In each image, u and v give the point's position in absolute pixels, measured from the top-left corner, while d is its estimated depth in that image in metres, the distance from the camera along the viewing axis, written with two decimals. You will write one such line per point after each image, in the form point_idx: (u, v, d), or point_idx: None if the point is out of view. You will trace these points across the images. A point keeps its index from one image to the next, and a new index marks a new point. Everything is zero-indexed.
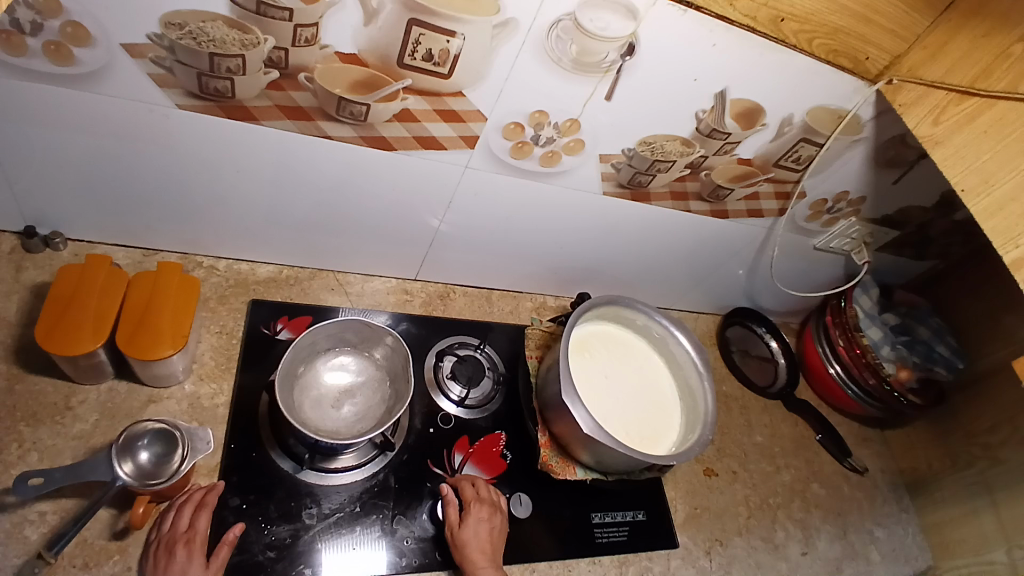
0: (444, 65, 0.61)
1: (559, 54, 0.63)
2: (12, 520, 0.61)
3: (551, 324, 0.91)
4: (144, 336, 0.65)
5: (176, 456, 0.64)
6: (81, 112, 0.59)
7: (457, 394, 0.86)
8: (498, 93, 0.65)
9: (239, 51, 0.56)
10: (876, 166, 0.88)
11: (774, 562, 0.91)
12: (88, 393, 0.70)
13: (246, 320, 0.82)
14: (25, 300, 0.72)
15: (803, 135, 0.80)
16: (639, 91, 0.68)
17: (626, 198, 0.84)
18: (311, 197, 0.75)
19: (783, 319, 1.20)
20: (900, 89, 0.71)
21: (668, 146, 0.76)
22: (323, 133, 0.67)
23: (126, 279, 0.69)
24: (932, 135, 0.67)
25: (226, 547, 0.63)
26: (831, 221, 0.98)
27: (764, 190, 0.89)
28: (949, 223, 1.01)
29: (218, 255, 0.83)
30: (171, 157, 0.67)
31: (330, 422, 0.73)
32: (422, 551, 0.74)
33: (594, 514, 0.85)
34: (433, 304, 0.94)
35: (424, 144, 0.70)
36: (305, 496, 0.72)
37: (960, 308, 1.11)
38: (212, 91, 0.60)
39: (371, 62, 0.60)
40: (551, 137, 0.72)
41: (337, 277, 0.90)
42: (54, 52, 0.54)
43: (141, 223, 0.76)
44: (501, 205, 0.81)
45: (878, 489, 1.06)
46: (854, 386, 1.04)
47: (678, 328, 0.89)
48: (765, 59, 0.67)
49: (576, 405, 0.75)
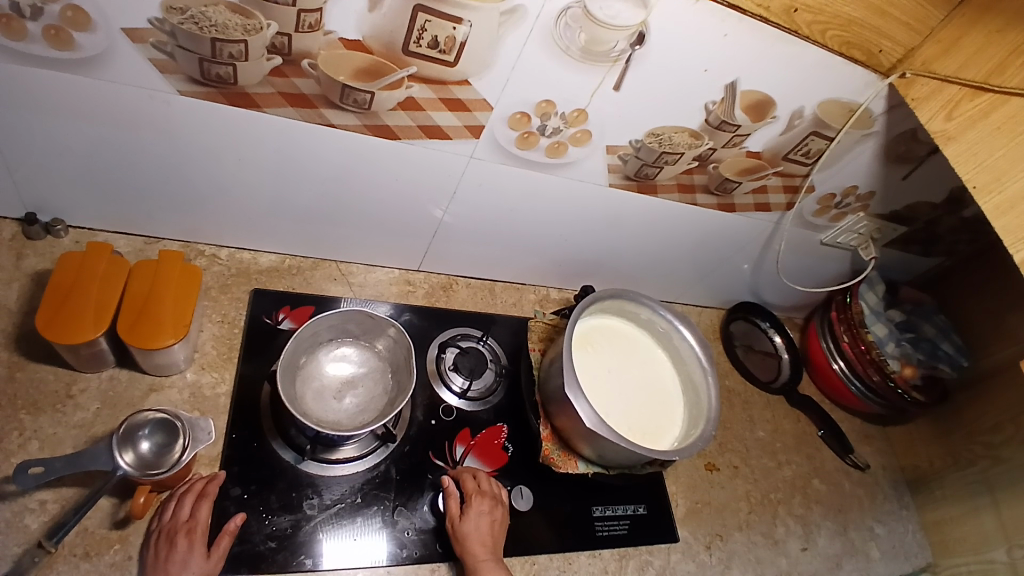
0: (450, 53, 0.60)
1: (567, 43, 0.61)
2: (13, 508, 0.61)
3: (555, 317, 0.90)
4: (146, 325, 0.65)
5: (177, 446, 0.64)
6: (81, 98, 0.58)
7: (459, 386, 0.85)
8: (505, 82, 0.64)
9: (241, 37, 0.55)
10: (886, 161, 0.87)
11: (774, 557, 0.91)
12: (89, 382, 0.70)
13: (248, 309, 0.81)
14: (26, 288, 0.72)
15: (813, 129, 0.78)
16: (648, 81, 0.67)
17: (633, 190, 0.82)
18: (314, 186, 0.74)
19: (788, 314, 1.19)
20: (913, 83, 0.70)
21: (677, 138, 0.75)
22: (327, 121, 0.66)
23: (127, 268, 0.68)
24: (945, 131, 0.66)
25: (227, 537, 0.64)
26: (839, 216, 0.97)
27: (773, 184, 0.88)
28: (958, 220, 1.00)
29: (220, 243, 0.82)
30: (172, 145, 0.66)
31: (332, 413, 0.73)
32: (422, 543, 0.74)
33: (595, 508, 0.85)
34: (436, 295, 0.94)
35: (429, 134, 0.69)
36: (306, 487, 0.72)
37: (966, 306, 1.10)
38: (214, 78, 0.59)
39: (376, 49, 0.59)
40: (558, 128, 0.71)
41: (339, 267, 0.89)
42: (54, 36, 0.53)
43: (142, 211, 0.75)
44: (506, 197, 0.80)
45: (878, 486, 1.06)
46: (858, 382, 1.03)
47: (683, 322, 0.88)
48: (777, 50, 0.66)
49: (579, 399, 0.74)
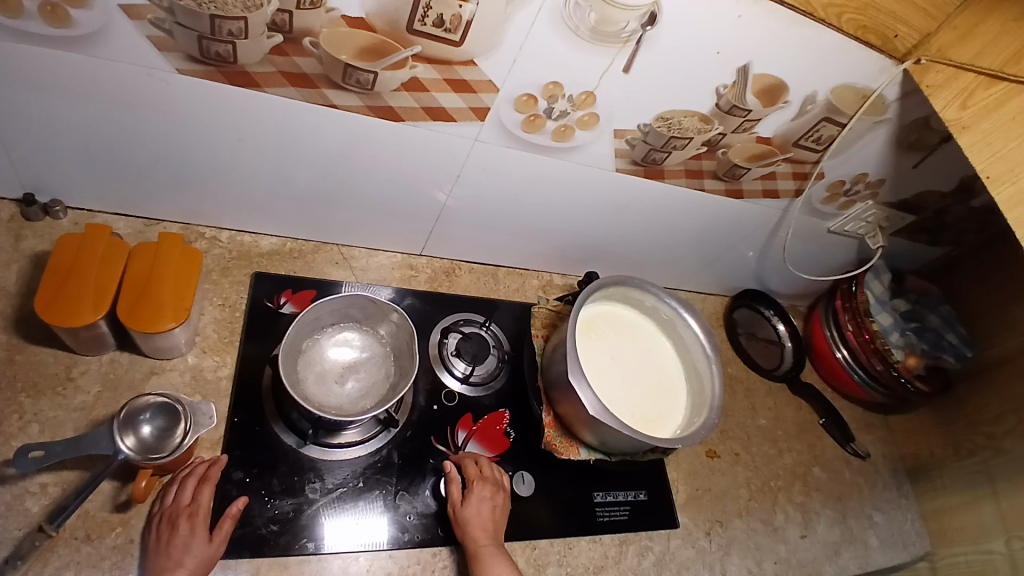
0: (455, 32, 0.58)
1: (576, 22, 0.60)
2: (14, 491, 0.61)
3: (558, 303, 0.89)
4: (145, 308, 0.64)
5: (179, 431, 0.63)
6: (78, 76, 0.57)
7: (461, 371, 0.85)
8: (511, 63, 0.62)
9: (240, 14, 0.53)
10: (898, 149, 0.85)
11: (773, 544, 0.92)
12: (89, 365, 0.69)
13: (248, 292, 0.80)
14: (24, 269, 0.71)
15: (825, 115, 0.77)
16: (659, 63, 0.65)
17: (639, 175, 0.81)
18: (316, 167, 0.73)
19: (792, 302, 1.18)
20: (928, 70, 0.68)
21: (686, 122, 0.74)
22: (328, 102, 0.64)
23: (127, 250, 0.67)
24: (960, 119, 0.64)
25: (229, 520, 0.64)
26: (848, 204, 0.96)
27: (782, 170, 0.86)
28: (967, 209, 0.99)
29: (220, 226, 0.81)
30: (172, 124, 0.64)
31: (334, 398, 0.72)
32: (424, 527, 0.74)
33: (596, 494, 0.85)
34: (438, 280, 0.93)
35: (433, 115, 0.67)
36: (308, 471, 0.72)
37: (972, 297, 1.09)
38: (213, 56, 0.57)
39: (380, 27, 0.57)
40: (565, 111, 0.69)
41: (341, 251, 0.88)
42: (50, 13, 0.51)
43: (143, 192, 0.74)
44: (512, 180, 0.79)
45: (878, 474, 1.07)
46: (861, 370, 1.03)
47: (688, 310, 0.88)
48: (792, 32, 0.64)
49: (582, 386, 0.74)
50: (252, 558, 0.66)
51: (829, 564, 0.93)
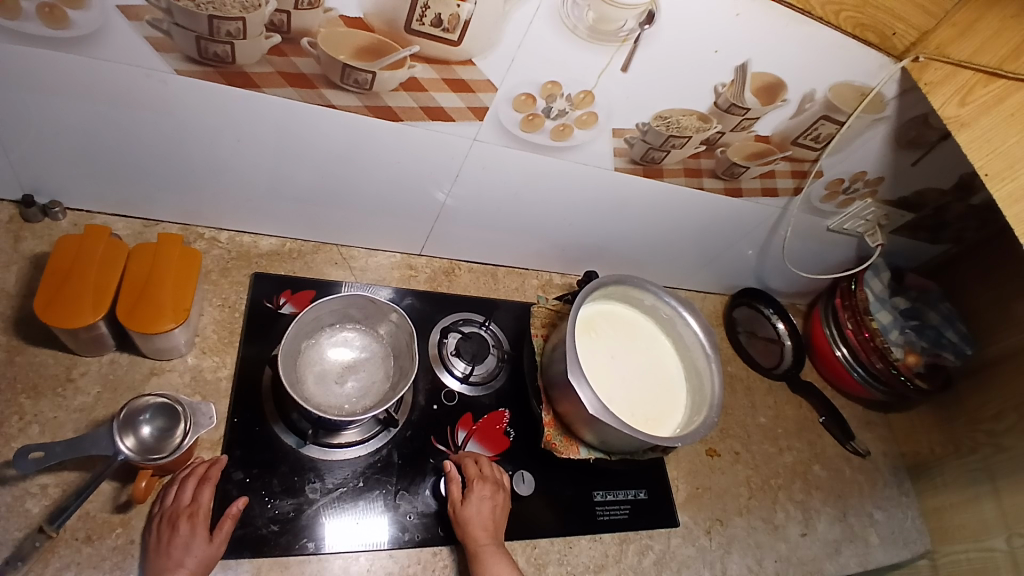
0: (453, 32, 0.58)
1: (574, 21, 0.60)
2: (14, 493, 0.61)
3: (558, 302, 0.89)
4: (145, 309, 0.64)
5: (178, 431, 0.63)
6: (78, 76, 0.57)
7: (461, 371, 0.85)
8: (510, 62, 0.62)
9: (239, 14, 0.53)
10: (896, 147, 0.86)
11: (774, 542, 0.92)
12: (89, 366, 0.69)
13: (248, 293, 0.80)
14: (24, 271, 0.71)
15: (824, 112, 0.77)
16: (658, 61, 0.65)
17: (639, 174, 0.81)
18: (315, 166, 0.73)
19: (792, 301, 1.18)
20: (927, 67, 0.68)
21: (685, 121, 0.74)
22: (327, 101, 0.64)
23: (127, 251, 0.67)
24: (959, 116, 0.64)
25: (230, 521, 0.64)
26: (847, 202, 0.96)
27: (781, 169, 0.86)
28: (966, 207, 0.99)
29: (220, 226, 0.82)
30: (172, 124, 0.64)
31: (334, 398, 0.72)
32: (424, 527, 0.74)
33: (596, 493, 0.85)
34: (437, 280, 0.93)
35: (432, 115, 0.67)
36: (309, 471, 0.72)
37: (972, 294, 1.09)
38: (211, 56, 0.57)
39: (377, 27, 0.57)
40: (563, 110, 0.69)
41: (340, 252, 0.88)
42: (49, 15, 0.51)
43: (145, 192, 0.74)
44: (512, 179, 0.79)
45: (879, 472, 1.07)
46: (861, 369, 1.03)
47: (688, 309, 0.88)
48: (790, 31, 0.64)
49: (581, 385, 0.74)
50: (252, 558, 0.66)
51: (830, 562, 0.93)
